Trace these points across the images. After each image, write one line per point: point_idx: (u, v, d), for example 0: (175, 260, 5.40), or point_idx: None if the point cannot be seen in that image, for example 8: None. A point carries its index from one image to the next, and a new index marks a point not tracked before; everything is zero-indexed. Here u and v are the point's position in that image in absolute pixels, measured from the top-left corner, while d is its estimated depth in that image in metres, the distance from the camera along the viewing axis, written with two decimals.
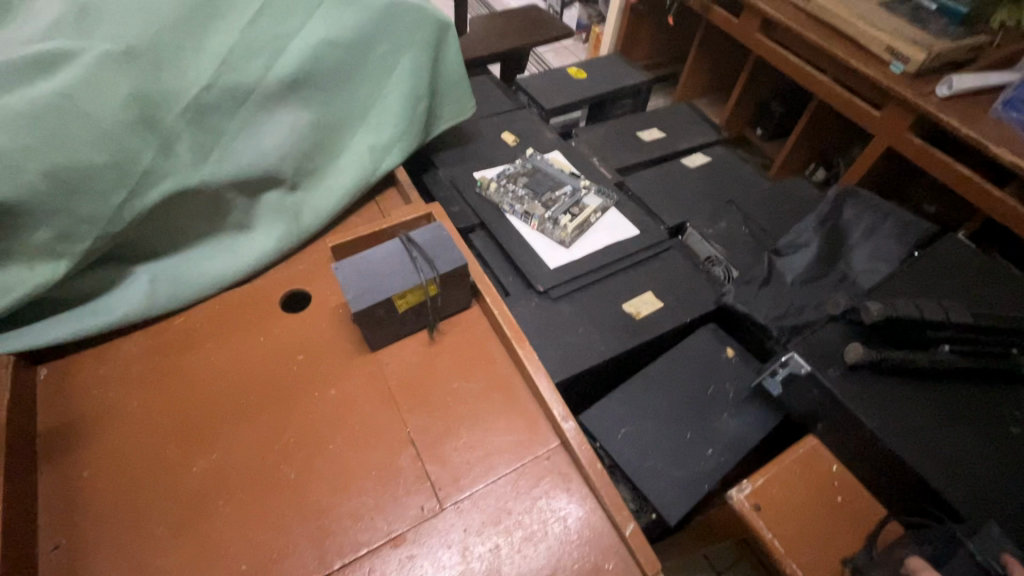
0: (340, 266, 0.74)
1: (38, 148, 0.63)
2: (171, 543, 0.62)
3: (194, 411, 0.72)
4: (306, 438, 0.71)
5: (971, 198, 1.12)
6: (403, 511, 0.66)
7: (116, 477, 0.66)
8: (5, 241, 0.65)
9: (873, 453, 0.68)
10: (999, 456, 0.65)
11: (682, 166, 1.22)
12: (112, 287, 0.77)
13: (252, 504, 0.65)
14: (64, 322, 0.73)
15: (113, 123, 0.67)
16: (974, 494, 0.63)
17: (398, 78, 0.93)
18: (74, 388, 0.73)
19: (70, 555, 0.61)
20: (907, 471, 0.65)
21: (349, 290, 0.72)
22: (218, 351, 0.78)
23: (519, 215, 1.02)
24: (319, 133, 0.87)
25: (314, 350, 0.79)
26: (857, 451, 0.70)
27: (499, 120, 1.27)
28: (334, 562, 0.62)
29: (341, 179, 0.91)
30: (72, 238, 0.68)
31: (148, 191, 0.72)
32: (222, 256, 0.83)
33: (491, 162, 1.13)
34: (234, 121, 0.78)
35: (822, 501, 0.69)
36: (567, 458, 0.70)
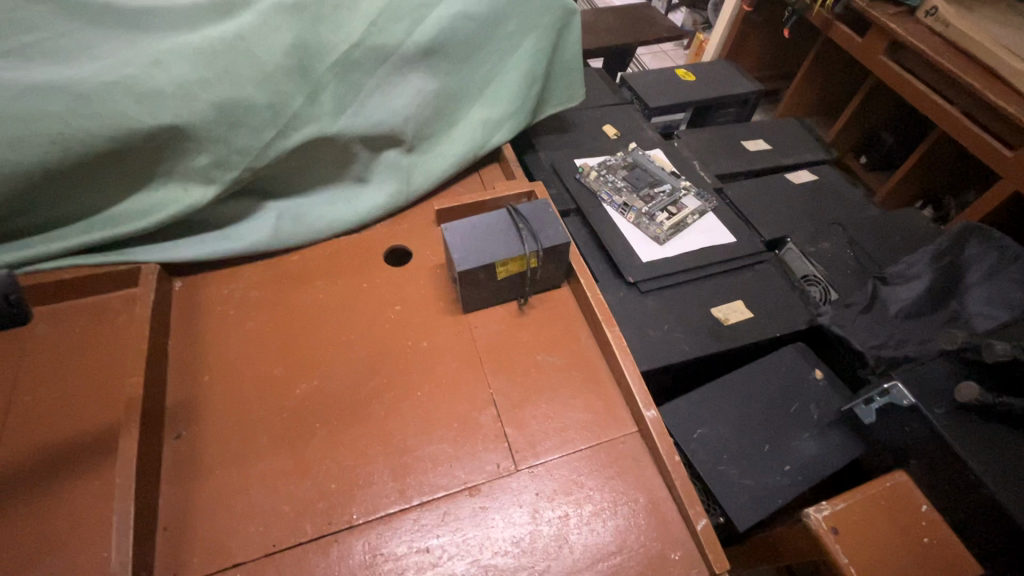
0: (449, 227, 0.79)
1: (211, 83, 0.70)
2: (272, 453, 0.68)
3: (300, 340, 0.78)
4: (396, 382, 0.75)
5: None
6: (480, 464, 0.69)
7: (230, 386, 0.73)
8: (172, 161, 0.74)
9: (971, 498, 0.65)
10: None
11: (785, 181, 1.18)
12: (245, 218, 0.84)
13: (342, 431, 0.70)
14: (201, 243, 0.81)
15: (274, 67, 0.73)
16: None
17: (519, 59, 0.96)
18: (201, 303, 0.81)
19: (188, 445, 0.68)
20: (1010, 521, 0.61)
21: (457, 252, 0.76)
22: (325, 290, 0.84)
23: (616, 206, 1.02)
24: (440, 101, 0.91)
25: (411, 303, 0.83)
26: (955, 493, 0.67)
27: (601, 112, 1.28)
28: (413, 498, 0.66)
29: (453, 148, 0.95)
30: (224, 167, 0.75)
31: (292, 133, 0.78)
32: (339, 205, 0.89)
33: (591, 151, 1.14)
34: (371, 80, 0.82)
35: (906, 540, 0.66)
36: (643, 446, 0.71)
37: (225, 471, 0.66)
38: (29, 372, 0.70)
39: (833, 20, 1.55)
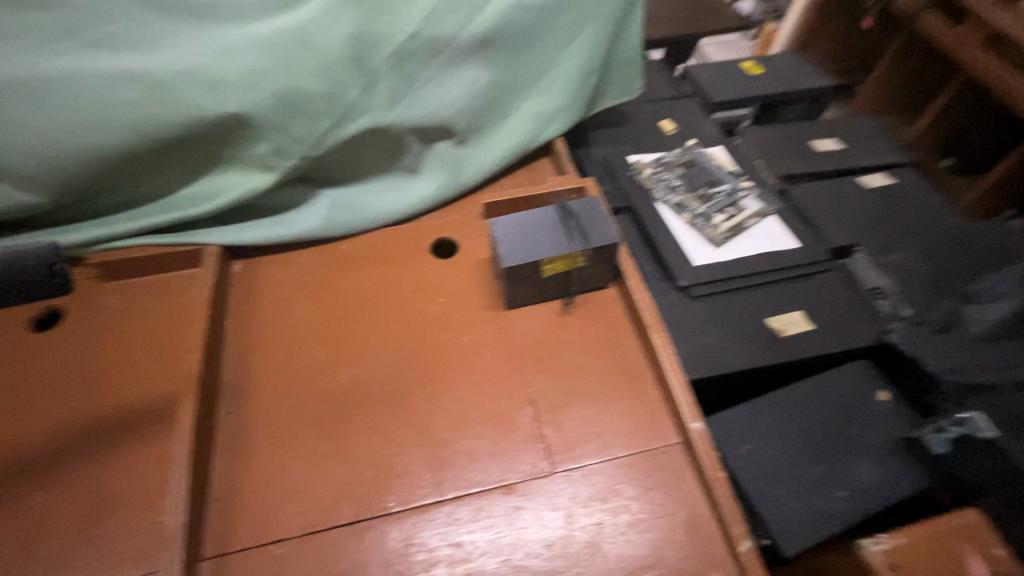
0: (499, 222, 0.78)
1: (273, 73, 0.72)
2: (315, 435, 0.70)
3: (347, 326, 0.80)
4: (437, 374, 0.76)
5: None
6: (516, 462, 0.68)
7: (280, 367, 0.76)
8: (235, 148, 0.77)
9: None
10: None
11: (857, 185, 1.10)
12: (300, 204, 0.87)
13: (382, 419, 0.72)
14: (259, 228, 0.84)
15: (333, 58, 0.74)
16: None
17: (576, 50, 0.93)
18: (256, 285, 0.84)
19: (239, 422, 0.71)
20: None
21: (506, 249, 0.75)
22: (372, 278, 0.85)
23: (670, 205, 0.98)
24: (493, 93, 0.90)
25: (455, 296, 0.84)
26: None
27: (659, 106, 1.23)
28: (448, 491, 0.66)
29: (505, 141, 0.94)
30: (283, 155, 0.77)
31: (348, 124, 0.79)
32: (389, 195, 0.90)
33: (647, 148, 1.10)
34: (426, 71, 0.82)
35: None
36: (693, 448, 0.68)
37: (272, 449, 0.69)
38: (98, 341, 0.75)
39: (924, 9, 1.43)
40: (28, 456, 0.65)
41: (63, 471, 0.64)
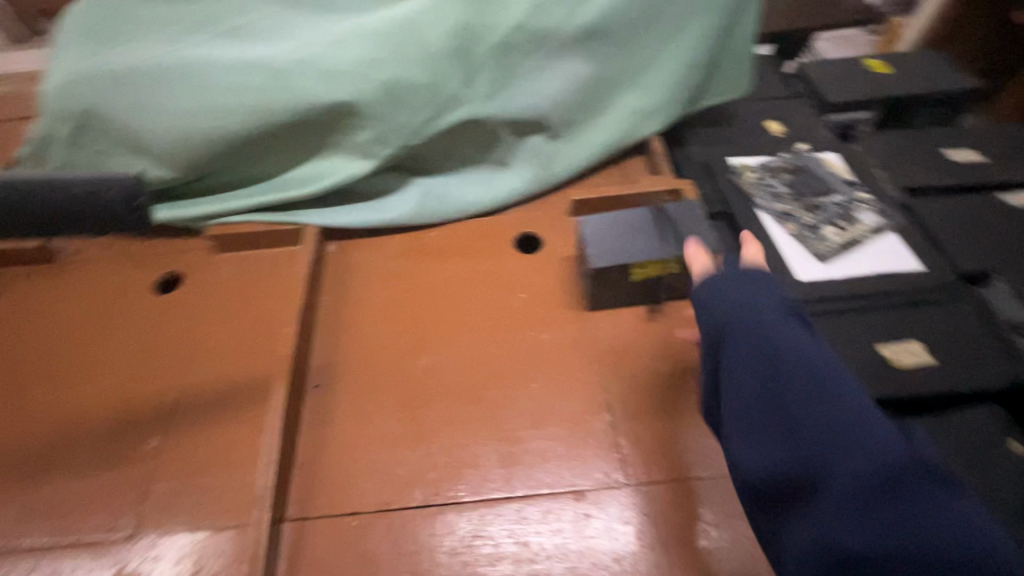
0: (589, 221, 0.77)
1: (381, 62, 0.74)
2: (394, 417, 0.72)
3: (430, 313, 0.82)
4: (514, 369, 0.75)
5: None
6: (590, 469, 0.67)
7: (365, 347, 0.79)
8: (340, 134, 0.80)
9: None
10: None
11: (999, 203, 0.96)
12: (394, 191, 0.89)
13: (458, 409, 0.72)
14: (355, 211, 0.88)
15: (437, 48, 0.75)
16: None
17: (682, 44, 0.88)
18: (349, 267, 0.88)
19: (326, 396, 0.75)
20: None
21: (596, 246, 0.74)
22: (456, 268, 0.86)
23: (774, 214, 0.91)
24: (592, 87, 0.87)
25: (537, 292, 0.83)
26: None
27: (766, 106, 1.14)
28: (518, 488, 0.66)
29: (599, 137, 0.91)
30: (382, 142, 0.80)
31: (447, 114, 0.80)
32: (479, 186, 0.90)
33: (750, 150, 1.03)
34: (526, 63, 0.81)
35: None
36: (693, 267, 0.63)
37: (353, 424, 0.72)
38: (211, 308, 0.82)
39: None
40: (150, 407, 0.73)
41: (176, 423, 0.72)
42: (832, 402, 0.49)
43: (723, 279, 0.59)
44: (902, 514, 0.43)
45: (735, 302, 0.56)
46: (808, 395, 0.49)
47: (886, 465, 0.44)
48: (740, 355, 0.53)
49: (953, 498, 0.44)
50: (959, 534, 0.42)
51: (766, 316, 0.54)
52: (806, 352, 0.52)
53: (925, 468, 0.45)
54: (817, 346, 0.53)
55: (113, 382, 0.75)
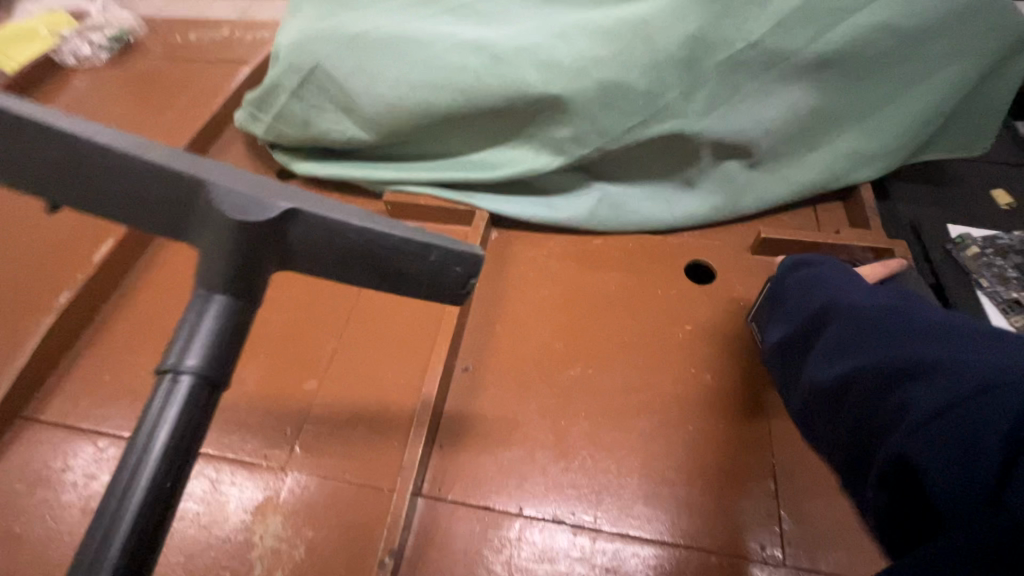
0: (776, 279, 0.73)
1: (604, 62, 0.72)
2: (538, 420, 0.71)
3: (588, 323, 0.79)
4: (671, 403, 0.71)
5: None
6: (742, 535, 0.62)
7: (517, 340, 0.78)
8: (539, 127, 0.80)
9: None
10: None
11: None
12: (571, 190, 0.88)
13: (606, 430, 0.70)
14: (530, 204, 0.87)
15: (665, 56, 0.71)
16: None
17: (930, 89, 0.78)
18: (511, 259, 0.87)
19: (474, 381, 0.75)
20: None
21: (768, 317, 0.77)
22: (620, 283, 0.83)
23: (997, 301, 0.79)
24: (812, 120, 0.79)
25: (704, 327, 0.78)
26: None
27: (996, 169, 0.98)
28: (661, 533, 0.62)
29: (801, 173, 0.84)
30: (580, 142, 0.78)
31: (653, 125, 0.76)
32: (659, 202, 0.86)
33: (971, 218, 0.90)
34: (750, 83, 0.75)
35: None
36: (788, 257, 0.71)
37: (497, 417, 0.72)
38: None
39: None
40: (322, 351, 0.77)
41: (341, 372, 0.75)
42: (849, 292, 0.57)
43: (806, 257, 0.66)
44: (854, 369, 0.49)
45: (800, 259, 0.66)
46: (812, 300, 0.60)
47: (889, 354, 0.47)
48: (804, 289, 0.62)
49: (873, 376, 0.47)
50: (920, 408, 0.42)
51: (825, 274, 0.61)
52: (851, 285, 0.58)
53: (938, 344, 0.45)
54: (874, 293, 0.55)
55: (293, 320, 0.80)
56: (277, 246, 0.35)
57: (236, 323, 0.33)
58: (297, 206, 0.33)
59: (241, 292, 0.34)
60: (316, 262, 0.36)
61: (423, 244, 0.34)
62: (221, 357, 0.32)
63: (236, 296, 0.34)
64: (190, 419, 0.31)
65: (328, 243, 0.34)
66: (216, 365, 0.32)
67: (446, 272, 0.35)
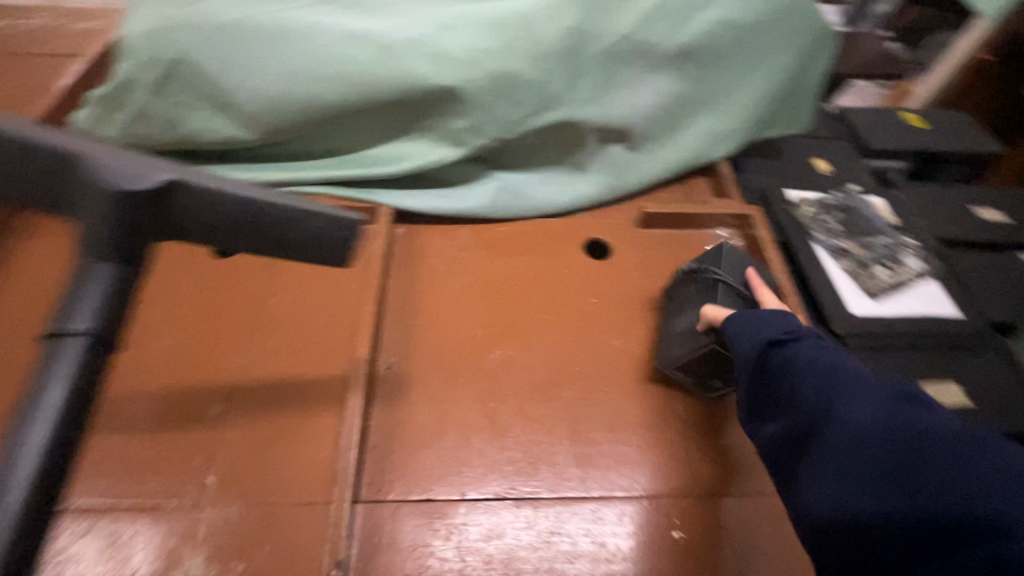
0: (708, 309, 0.69)
1: (494, 54, 0.75)
2: (468, 407, 0.72)
3: (501, 307, 0.82)
4: (588, 371, 0.77)
5: None
6: (662, 477, 0.69)
7: (437, 332, 0.79)
8: (434, 119, 0.80)
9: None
10: None
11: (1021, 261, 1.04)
12: (471, 181, 0.90)
13: (534, 405, 0.73)
14: (432, 197, 0.87)
15: (549, 48, 0.76)
16: None
17: (763, 76, 0.92)
18: (419, 253, 0.87)
19: (398, 379, 0.74)
20: None
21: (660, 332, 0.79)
22: (528, 267, 0.87)
23: (830, 248, 0.95)
24: (677, 105, 0.90)
25: (607, 298, 0.84)
26: None
27: (814, 144, 1.19)
28: (594, 490, 0.67)
29: (673, 153, 0.94)
30: (477, 132, 0.80)
31: (544, 113, 0.81)
32: (555, 187, 0.91)
33: (802, 184, 1.07)
34: (625, 73, 0.83)
35: None
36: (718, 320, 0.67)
37: (427, 411, 0.72)
38: (276, 277, 0.81)
39: None
40: (206, 358, 0.72)
41: (233, 378, 0.71)
42: (855, 399, 0.51)
43: (752, 319, 0.62)
44: (862, 501, 0.47)
45: (761, 325, 0.61)
46: (810, 399, 0.54)
47: (898, 506, 0.45)
48: (787, 380, 0.57)
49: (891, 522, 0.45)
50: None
51: (802, 359, 0.57)
52: (837, 374, 0.54)
53: (959, 501, 0.42)
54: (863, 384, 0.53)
55: (162, 331, 0.74)
56: (159, 218, 0.46)
57: (121, 286, 0.44)
58: (175, 181, 0.45)
59: (125, 256, 0.45)
60: (197, 230, 0.47)
61: (292, 215, 0.48)
62: (108, 311, 0.43)
63: (125, 262, 0.45)
64: (86, 366, 0.42)
65: (200, 206, 0.46)
66: (105, 323, 0.43)
67: (325, 237, 0.49)
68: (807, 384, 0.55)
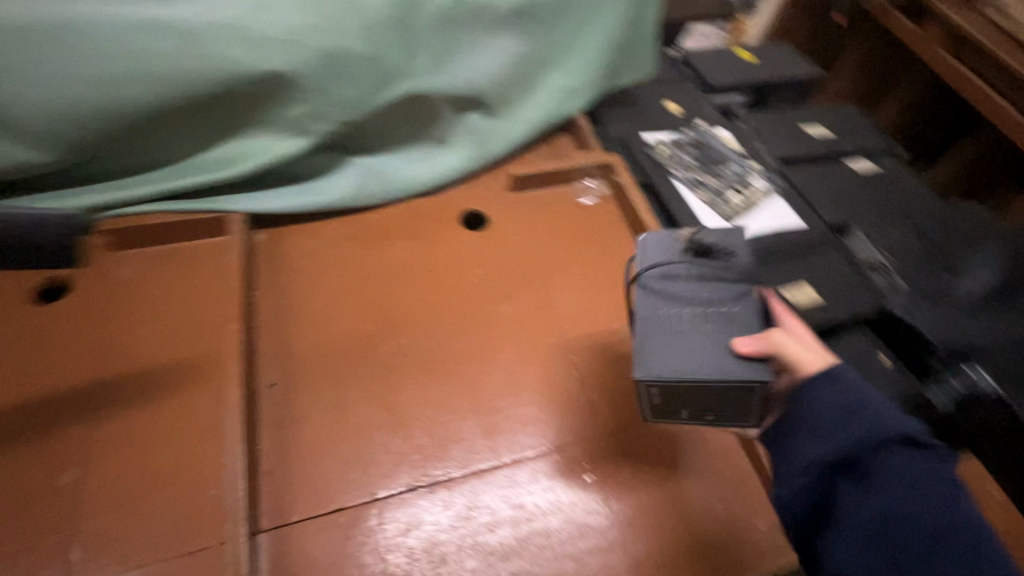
0: (786, 339, 0.52)
1: (317, 31, 0.69)
2: (365, 406, 0.69)
3: (384, 296, 0.79)
4: (483, 343, 0.76)
5: None
6: (568, 427, 0.70)
7: (319, 336, 0.74)
8: (268, 110, 0.73)
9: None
10: None
11: (847, 168, 1.18)
12: (328, 172, 0.84)
13: (434, 388, 0.72)
14: (287, 195, 0.81)
15: (378, 19, 0.72)
16: None
17: (601, 27, 0.94)
18: (286, 257, 0.80)
19: (283, 394, 0.69)
20: None
21: (643, 332, 0.55)
22: (407, 250, 0.84)
23: (687, 182, 1.02)
24: (525, 64, 0.90)
25: (491, 267, 0.84)
26: None
27: (665, 88, 1.25)
28: (504, 456, 0.67)
29: (531, 114, 0.94)
30: (319, 118, 0.75)
31: (388, 89, 0.77)
32: (419, 165, 0.88)
33: (658, 127, 1.13)
34: (465, 37, 0.81)
35: None
36: (808, 369, 0.53)
37: (321, 420, 0.67)
38: (102, 313, 0.70)
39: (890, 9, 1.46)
40: (19, 421, 0.61)
41: (60, 436, 0.61)
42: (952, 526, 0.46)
43: (830, 397, 0.51)
44: None
45: (832, 411, 0.51)
46: (904, 526, 0.46)
47: None
48: (876, 490, 0.47)
49: None
50: None
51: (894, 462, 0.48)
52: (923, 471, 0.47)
53: None
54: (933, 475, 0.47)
55: None
56: None
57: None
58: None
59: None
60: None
61: None
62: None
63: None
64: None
65: None
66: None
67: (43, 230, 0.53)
68: (898, 504, 0.47)
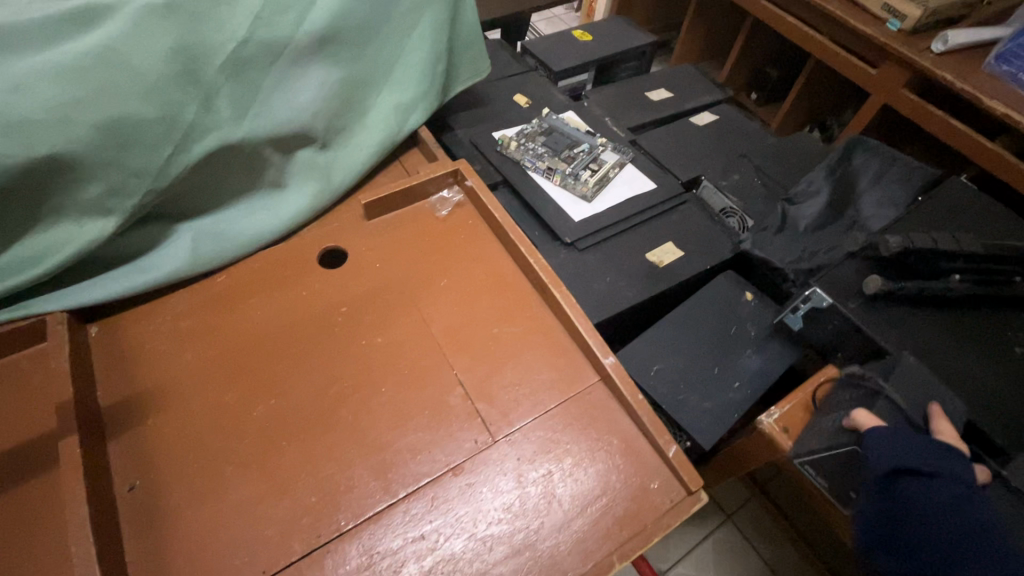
0: (859, 412, 0.70)
1: (88, 102, 0.64)
2: (241, 482, 0.65)
3: (245, 360, 0.74)
4: (359, 381, 0.74)
5: (956, 142, 1.25)
6: (459, 444, 0.70)
7: (179, 421, 0.68)
8: (57, 196, 0.67)
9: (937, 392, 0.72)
10: (996, 363, 0.75)
11: (691, 124, 1.25)
12: (157, 245, 0.78)
13: (314, 442, 0.69)
14: (115, 278, 0.74)
15: (157, 77, 0.68)
16: (970, 390, 0.73)
17: (418, 37, 0.93)
18: (128, 345, 0.74)
19: (147, 494, 0.63)
20: (935, 374, 0.74)
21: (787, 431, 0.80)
22: (264, 305, 0.79)
23: (541, 171, 1.05)
24: (347, 90, 0.87)
25: (357, 302, 0.81)
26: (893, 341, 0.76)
27: (510, 82, 1.27)
28: (398, 491, 0.66)
29: (369, 137, 0.92)
30: (122, 193, 0.69)
31: (193, 146, 0.73)
32: (259, 214, 0.84)
33: (507, 122, 1.15)
34: (270, 77, 0.78)
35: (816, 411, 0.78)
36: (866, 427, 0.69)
37: (194, 510, 0.63)
38: None
39: None
40: None
41: None
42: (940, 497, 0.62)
43: (892, 440, 0.66)
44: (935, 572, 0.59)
45: (888, 446, 0.65)
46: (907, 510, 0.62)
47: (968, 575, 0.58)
48: (899, 501, 0.63)
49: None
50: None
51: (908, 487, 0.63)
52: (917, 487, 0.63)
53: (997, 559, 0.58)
54: (937, 496, 0.62)
55: None
56: None
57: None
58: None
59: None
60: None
61: None
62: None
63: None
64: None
65: None
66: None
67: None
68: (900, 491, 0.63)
